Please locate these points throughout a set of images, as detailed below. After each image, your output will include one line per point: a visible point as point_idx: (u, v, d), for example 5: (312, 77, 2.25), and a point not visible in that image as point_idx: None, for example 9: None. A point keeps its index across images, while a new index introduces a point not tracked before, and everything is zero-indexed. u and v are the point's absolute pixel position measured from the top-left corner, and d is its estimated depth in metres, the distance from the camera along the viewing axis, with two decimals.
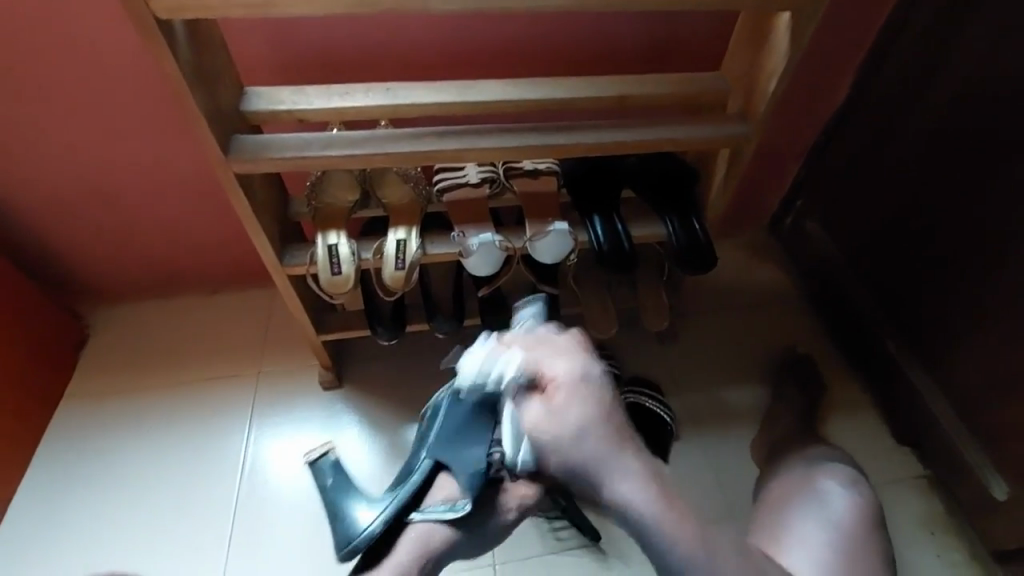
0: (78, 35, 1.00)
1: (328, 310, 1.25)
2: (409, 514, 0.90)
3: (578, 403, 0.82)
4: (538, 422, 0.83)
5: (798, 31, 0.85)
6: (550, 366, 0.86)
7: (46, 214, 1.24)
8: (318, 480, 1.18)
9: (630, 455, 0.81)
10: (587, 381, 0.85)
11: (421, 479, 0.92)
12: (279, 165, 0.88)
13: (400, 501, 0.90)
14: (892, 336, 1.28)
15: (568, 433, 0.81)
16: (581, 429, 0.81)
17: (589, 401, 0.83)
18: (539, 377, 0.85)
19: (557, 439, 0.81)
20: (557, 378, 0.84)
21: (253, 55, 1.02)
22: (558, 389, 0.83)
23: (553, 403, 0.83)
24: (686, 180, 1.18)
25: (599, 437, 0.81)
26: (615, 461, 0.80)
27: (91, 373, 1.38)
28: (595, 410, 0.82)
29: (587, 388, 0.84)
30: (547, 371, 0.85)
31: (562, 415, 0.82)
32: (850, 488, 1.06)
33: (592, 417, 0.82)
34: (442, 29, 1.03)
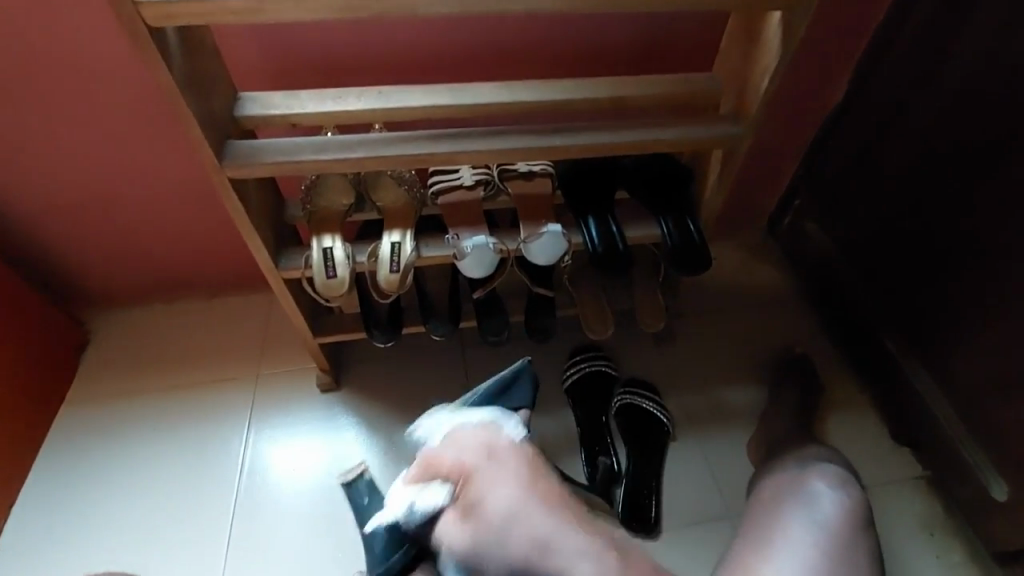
0: (75, 43, 1.01)
1: (325, 313, 1.26)
2: None
3: (496, 480, 0.81)
4: (461, 525, 0.80)
5: (789, 32, 0.85)
6: (451, 463, 0.86)
7: (46, 220, 1.25)
8: (355, 500, 1.11)
9: (563, 523, 0.76)
10: (498, 457, 0.84)
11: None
12: (273, 169, 0.89)
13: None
14: (891, 335, 1.28)
15: (488, 528, 0.77)
16: (502, 510, 0.78)
17: (506, 478, 0.81)
18: (458, 473, 0.85)
19: (478, 539, 0.77)
20: (470, 472, 0.83)
21: (247, 60, 1.03)
22: (474, 478, 0.82)
23: (478, 498, 0.80)
24: (680, 180, 1.18)
25: (523, 504, 0.78)
26: (555, 543, 0.75)
27: (93, 377, 1.40)
28: (514, 484, 0.80)
29: (503, 456, 0.84)
30: (458, 468, 0.85)
31: (483, 507, 0.79)
32: (840, 488, 1.05)
33: (512, 493, 0.79)
34: (435, 34, 1.04)
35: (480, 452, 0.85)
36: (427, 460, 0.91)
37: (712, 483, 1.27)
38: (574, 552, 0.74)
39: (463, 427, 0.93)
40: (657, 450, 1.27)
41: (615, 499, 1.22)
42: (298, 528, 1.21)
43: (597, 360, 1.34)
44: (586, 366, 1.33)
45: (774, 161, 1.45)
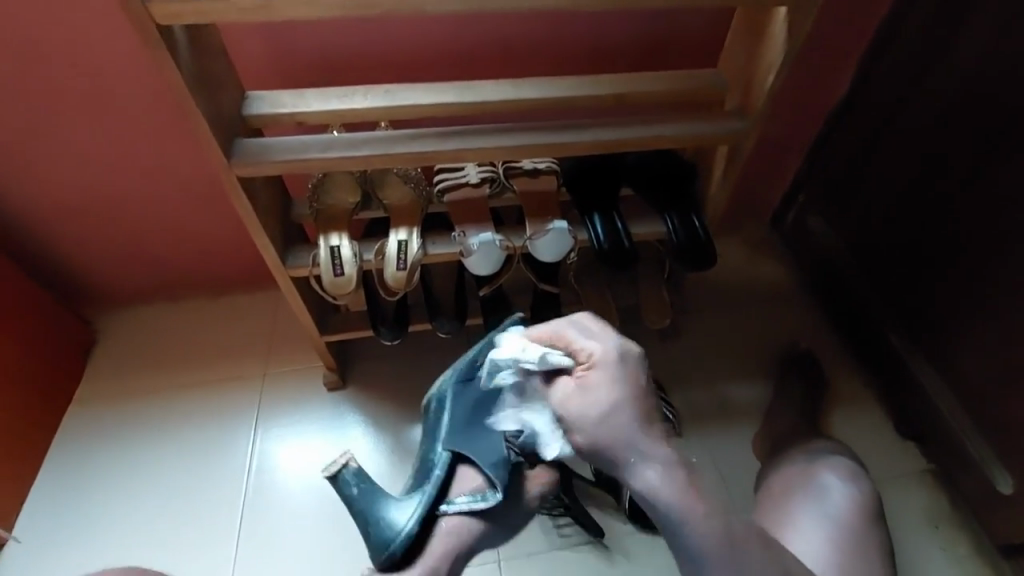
0: (83, 43, 1.02)
1: (331, 311, 1.26)
2: (439, 506, 0.88)
3: (611, 386, 0.70)
4: (566, 398, 0.72)
5: (795, 26, 0.85)
6: (580, 346, 0.74)
7: (54, 220, 1.26)
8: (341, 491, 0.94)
9: (661, 454, 0.69)
10: (626, 361, 0.72)
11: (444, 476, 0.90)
12: (281, 168, 0.89)
13: (431, 497, 0.87)
14: (894, 330, 1.28)
15: (593, 424, 0.70)
16: (607, 414, 0.69)
17: (623, 385, 0.71)
18: (574, 361, 0.74)
19: (586, 430, 0.70)
20: (593, 356, 0.72)
21: (254, 60, 1.03)
22: (590, 367, 0.71)
23: (583, 380, 0.71)
24: (685, 177, 1.18)
25: (629, 418, 0.69)
26: (642, 461, 0.69)
27: (101, 375, 1.40)
28: (624, 394, 0.70)
29: (603, 361, 0.72)
30: (578, 350, 0.74)
31: (590, 404, 0.70)
32: (850, 482, 1.05)
33: (626, 403, 0.70)
34: (441, 33, 1.04)
35: (601, 347, 0.73)
36: (528, 340, 0.79)
37: (718, 478, 1.27)
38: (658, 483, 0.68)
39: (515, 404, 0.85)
40: None
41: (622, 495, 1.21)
42: (307, 524, 1.22)
43: None
44: None
45: (778, 158, 1.45)
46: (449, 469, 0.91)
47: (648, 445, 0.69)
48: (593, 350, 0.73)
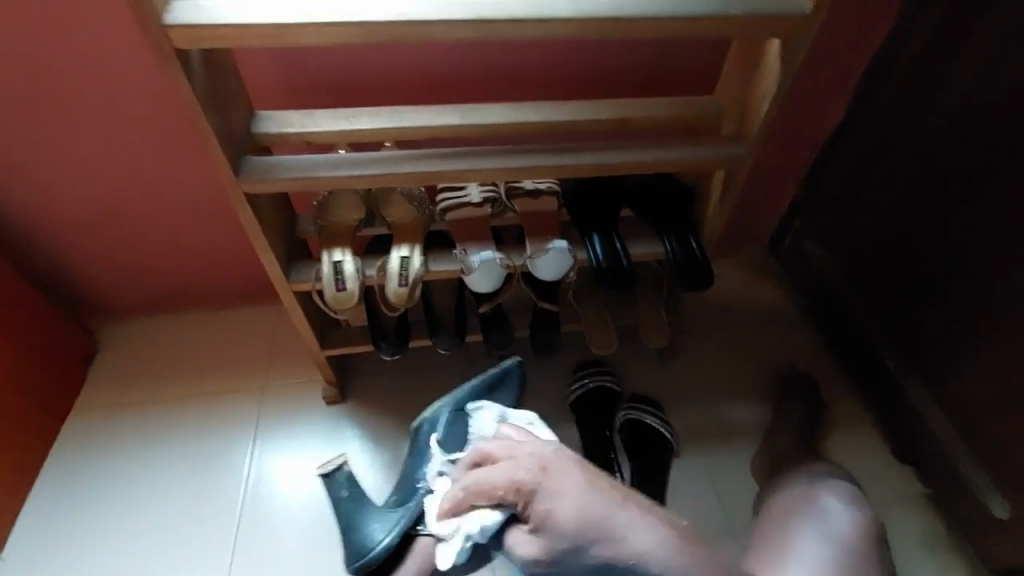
0: (101, 62, 1.05)
1: (332, 326, 1.27)
2: (417, 526, 1.04)
3: (559, 480, 0.75)
4: (535, 530, 0.75)
5: (790, 57, 0.88)
6: (494, 479, 0.79)
7: (62, 232, 1.28)
8: (333, 492, 1.16)
9: (634, 513, 0.73)
10: (555, 465, 0.77)
11: (422, 501, 1.05)
12: (288, 185, 0.91)
13: (408, 518, 1.05)
14: (892, 354, 1.29)
15: (565, 538, 0.72)
16: (575, 523, 0.71)
17: (572, 484, 0.74)
18: (518, 490, 0.77)
19: (555, 554, 0.73)
20: (529, 487, 0.75)
21: (264, 80, 1.06)
22: (535, 489, 0.75)
23: (539, 504, 0.74)
24: (683, 200, 1.21)
25: (594, 508, 0.72)
26: (621, 534, 0.71)
27: (102, 386, 1.41)
28: (576, 492, 0.73)
29: (553, 466, 0.76)
30: (513, 479, 0.77)
31: (550, 515, 0.73)
32: (852, 505, 1.04)
33: (580, 485, 0.74)
34: (447, 58, 1.07)
35: (533, 461, 0.78)
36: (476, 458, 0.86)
37: (716, 500, 1.27)
38: (648, 546, 0.70)
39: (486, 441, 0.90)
40: (662, 467, 1.26)
41: None
42: (303, 538, 1.22)
43: (603, 375, 1.36)
44: (591, 382, 1.34)
45: (776, 182, 1.48)
46: (428, 496, 1.06)
47: (620, 518, 0.72)
48: (528, 471, 0.77)
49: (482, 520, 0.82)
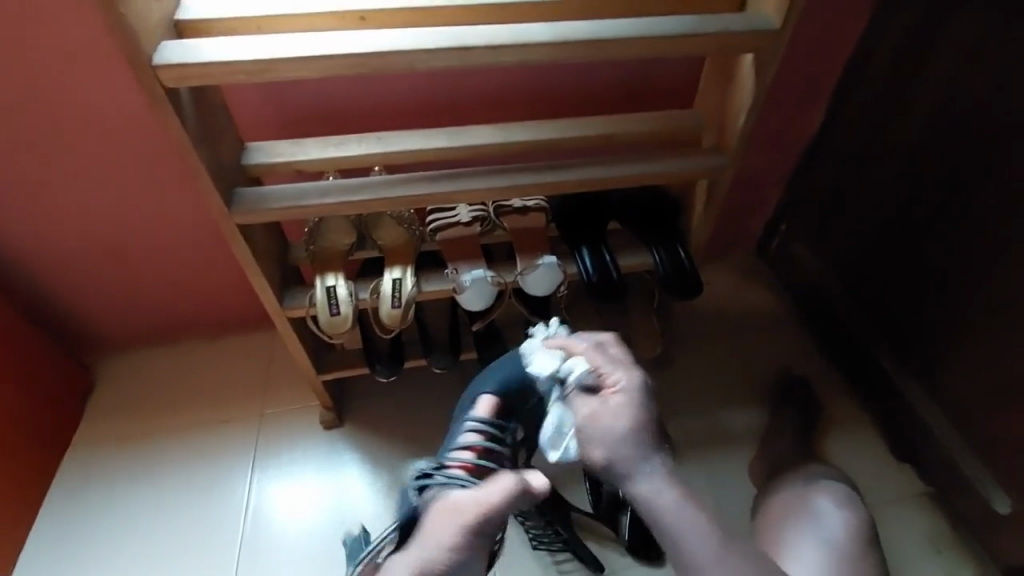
0: (89, 102, 1.06)
1: (328, 349, 1.28)
2: None
3: (633, 405, 0.81)
4: (594, 415, 0.81)
5: (763, 72, 0.91)
6: (607, 368, 0.84)
7: (54, 269, 1.28)
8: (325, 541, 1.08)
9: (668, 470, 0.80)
10: (641, 392, 0.83)
11: None
12: (278, 214, 0.93)
13: None
14: (884, 353, 1.31)
15: (612, 447, 0.79)
16: (629, 435, 0.79)
17: (639, 412, 0.81)
18: (603, 383, 0.84)
19: (603, 435, 0.80)
20: (615, 385, 0.83)
21: (252, 112, 1.08)
22: (620, 391, 0.82)
23: (609, 402, 0.81)
24: (669, 211, 1.23)
25: (647, 442, 0.80)
26: (652, 472, 0.79)
27: (99, 422, 1.41)
28: (643, 417, 0.81)
29: (631, 394, 0.82)
30: (607, 375, 0.84)
31: (607, 412, 0.81)
32: (844, 506, 1.06)
33: (644, 414, 0.81)
34: (432, 84, 1.10)
35: (631, 377, 0.84)
36: (570, 346, 0.89)
37: (718, 507, 1.27)
38: (661, 493, 0.79)
39: (578, 344, 0.89)
40: None
41: (621, 526, 1.19)
42: (306, 565, 1.21)
43: None
44: None
45: (760, 189, 1.50)
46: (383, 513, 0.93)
47: (660, 468, 0.80)
48: (626, 377, 0.83)
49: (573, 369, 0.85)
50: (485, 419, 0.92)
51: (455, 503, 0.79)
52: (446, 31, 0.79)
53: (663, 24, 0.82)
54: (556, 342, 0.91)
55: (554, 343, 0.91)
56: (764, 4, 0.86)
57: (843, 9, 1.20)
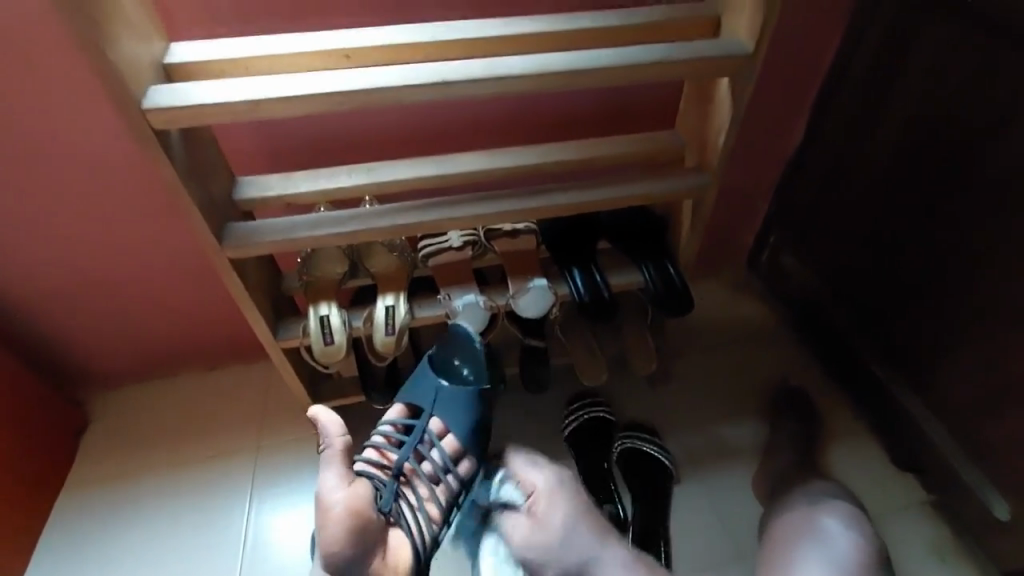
0: (80, 144, 1.08)
1: (324, 378, 1.28)
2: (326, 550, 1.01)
3: (553, 503, 1.06)
4: (526, 534, 1.05)
5: (739, 93, 0.93)
6: (529, 479, 1.10)
7: (47, 307, 1.28)
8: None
9: (613, 547, 1.02)
10: (563, 481, 1.09)
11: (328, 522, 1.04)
12: (271, 248, 0.94)
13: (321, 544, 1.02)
14: (877, 361, 1.31)
15: (554, 537, 1.03)
16: (567, 524, 1.04)
17: (563, 497, 1.07)
18: (523, 491, 1.09)
19: (540, 536, 1.04)
20: (540, 489, 1.08)
21: (243, 149, 1.10)
22: (542, 497, 1.07)
23: (540, 497, 1.07)
24: (657, 229, 1.25)
25: (582, 527, 1.04)
26: (599, 552, 1.01)
27: (93, 460, 1.39)
28: (569, 501, 1.07)
29: (554, 486, 1.08)
30: (527, 481, 1.10)
31: (540, 512, 1.06)
32: (852, 524, 1.07)
33: (569, 511, 1.05)
34: (419, 113, 1.12)
35: (550, 476, 1.09)
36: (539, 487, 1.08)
37: (720, 523, 1.27)
38: (619, 573, 0.99)
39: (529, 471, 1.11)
40: (658, 493, 1.27)
41: None
42: None
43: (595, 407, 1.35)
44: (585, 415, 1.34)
45: (746, 203, 1.52)
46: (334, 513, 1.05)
47: (608, 548, 1.02)
48: (545, 478, 1.09)
49: (516, 494, 1.09)
50: (393, 420, 1.08)
51: (327, 416, 0.98)
52: (429, 67, 0.81)
53: (639, 52, 0.85)
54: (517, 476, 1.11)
55: (518, 475, 1.11)
56: (736, 28, 0.89)
57: (816, 29, 1.24)
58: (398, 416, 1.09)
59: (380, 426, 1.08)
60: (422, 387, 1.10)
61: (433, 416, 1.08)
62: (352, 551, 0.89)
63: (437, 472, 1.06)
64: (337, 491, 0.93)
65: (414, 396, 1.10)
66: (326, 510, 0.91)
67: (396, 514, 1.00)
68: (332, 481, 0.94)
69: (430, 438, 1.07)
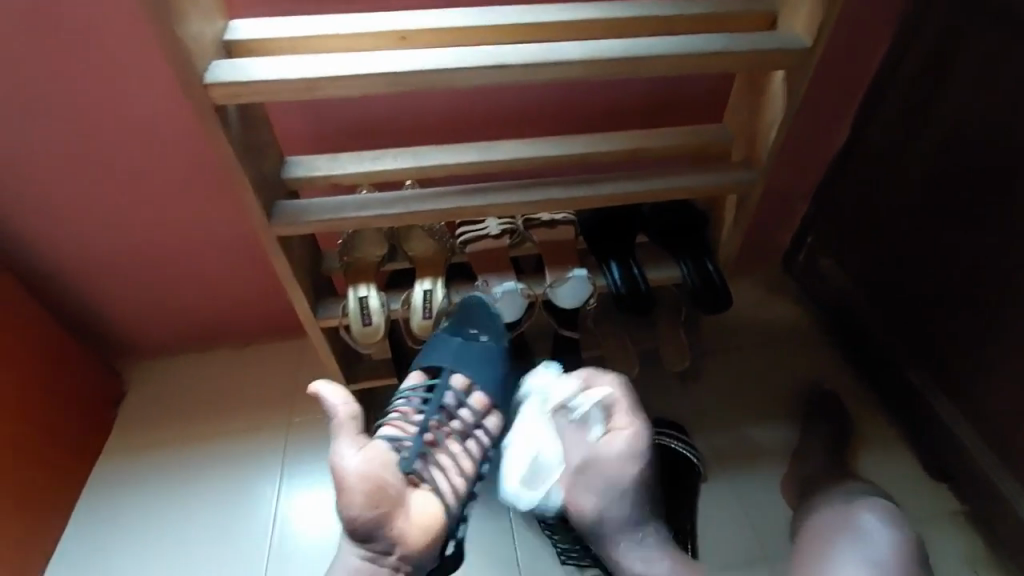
0: (135, 119, 1.10)
1: (357, 359, 1.30)
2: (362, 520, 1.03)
3: (635, 454, 1.03)
4: (594, 459, 1.03)
5: (794, 87, 0.91)
6: (619, 424, 1.04)
7: (95, 278, 1.32)
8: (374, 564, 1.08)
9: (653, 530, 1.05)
10: (631, 455, 1.02)
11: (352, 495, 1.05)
12: (317, 227, 0.95)
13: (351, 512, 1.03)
14: (915, 369, 1.28)
15: (598, 496, 1.02)
16: (623, 474, 1.02)
17: (630, 466, 1.03)
18: (609, 426, 1.05)
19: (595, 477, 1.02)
20: (604, 444, 1.03)
21: (291, 128, 1.11)
22: (624, 435, 1.03)
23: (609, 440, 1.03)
24: (697, 225, 1.23)
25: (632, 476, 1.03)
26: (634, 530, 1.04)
27: (132, 427, 1.44)
28: (627, 464, 1.03)
29: (620, 451, 1.02)
30: (613, 423, 1.04)
31: (615, 459, 1.02)
32: (891, 523, 1.03)
33: (635, 468, 1.03)
34: (465, 99, 1.12)
35: (635, 426, 1.03)
36: (608, 437, 1.03)
37: (747, 522, 1.26)
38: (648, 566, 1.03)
39: (591, 425, 1.05)
40: (685, 490, 1.27)
41: None
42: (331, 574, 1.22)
43: None
44: None
45: (787, 202, 1.50)
46: None
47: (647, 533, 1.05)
48: (631, 425, 1.03)
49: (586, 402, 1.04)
50: (417, 384, 1.07)
51: (329, 392, 0.94)
52: (483, 50, 0.81)
53: (694, 42, 0.83)
54: (573, 419, 1.05)
55: (597, 390, 1.05)
56: (796, 20, 0.87)
57: (870, 25, 1.21)
58: (416, 383, 1.08)
59: (398, 400, 1.07)
60: (439, 354, 1.09)
61: (454, 374, 1.08)
62: (373, 516, 0.88)
63: (465, 429, 1.06)
64: (351, 459, 0.90)
65: (433, 359, 1.09)
66: (342, 480, 0.88)
67: (422, 476, 0.99)
68: (345, 453, 0.91)
69: (454, 397, 1.06)
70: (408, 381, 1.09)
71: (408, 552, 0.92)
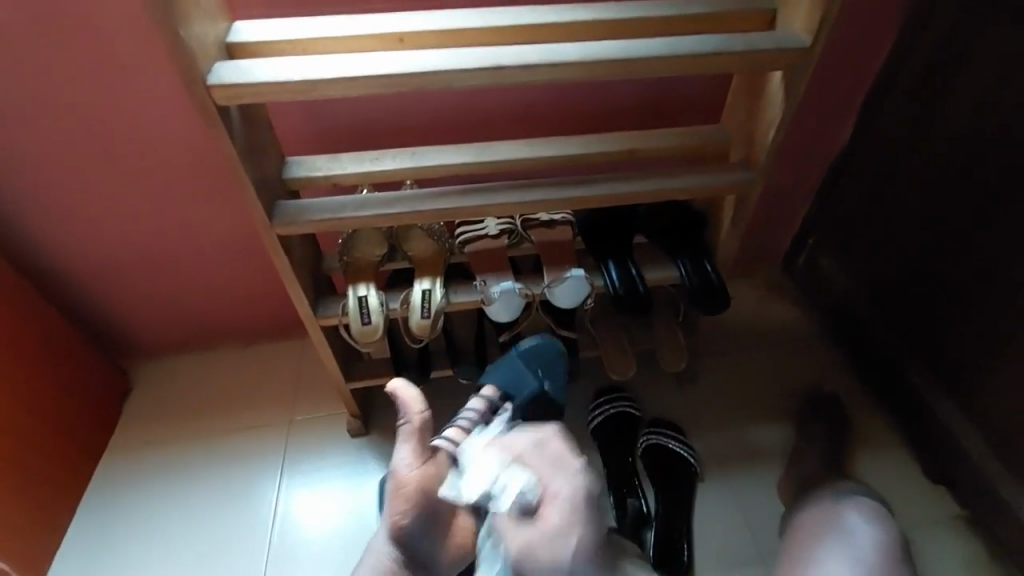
0: (140, 120, 1.12)
1: (357, 358, 1.31)
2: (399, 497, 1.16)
3: (575, 520, 0.92)
4: (529, 538, 0.90)
5: (791, 89, 0.92)
6: (549, 482, 0.95)
7: (100, 276, 1.34)
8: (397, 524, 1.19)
9: None
10: (578, 504, 0.93)
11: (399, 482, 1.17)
12: (317, 226, 0.96)
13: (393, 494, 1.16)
14: (915, 370, 1.28)
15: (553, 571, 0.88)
16: (569, 543, 0.90)
17: (577, 524, 0.92)
18: (544, 494, 0.94)
19: (543, 539, 0.90)
20: (549, 500, 0.93)
21: (291, 129, 1.12)
22: (558, 504, 0.93)
23: (548, 517, 0.91)
24: (695, 226, 1.24)
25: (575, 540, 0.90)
26: None
27: (135, 424, 1.45)
28: (575, 524, 0.91)
29: (554, 504, 0.93)
30: (546, 487, 0.94)
31: (552, 535, 0.90)
32: (876, 522, 1.05)
33: (583, 535, 0.91)
34: (464, 100, 1.13)
35: (574, 485, 0.95)
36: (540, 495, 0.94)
37: (744, 525, 1.26)
38: None
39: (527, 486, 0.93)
40: (684, 491, 1.27)
41: (646, 543, 1.22)
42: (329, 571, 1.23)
43: (620, 401, 1.35)
44: (610, 408, 1.34)
45: (787, 203, 1.50)
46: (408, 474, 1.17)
47: None
48: (568, 487, 0.94)
49: (509, 488, 0.94)
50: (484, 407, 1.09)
51: (410, 399, 0.96)
52: (482, 52, 0.82)
53: (689, 44, 0.84)
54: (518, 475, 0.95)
55: (528, 455, 0.97)
56: (793, 22, 0.87)
57: (869, 26, 1.21)
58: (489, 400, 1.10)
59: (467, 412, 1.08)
60: (513, 375, 1.14)
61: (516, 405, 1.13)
62: (417, 524, 0.96)
63: None
64: (411, 468, 0.95)
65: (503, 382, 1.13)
66: (400, 485, 0.95)
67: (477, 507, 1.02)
68: (408, 460, 0.96)
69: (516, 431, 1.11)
70: (472, 404, 1.09)
71: (439, 560, 0.99)
